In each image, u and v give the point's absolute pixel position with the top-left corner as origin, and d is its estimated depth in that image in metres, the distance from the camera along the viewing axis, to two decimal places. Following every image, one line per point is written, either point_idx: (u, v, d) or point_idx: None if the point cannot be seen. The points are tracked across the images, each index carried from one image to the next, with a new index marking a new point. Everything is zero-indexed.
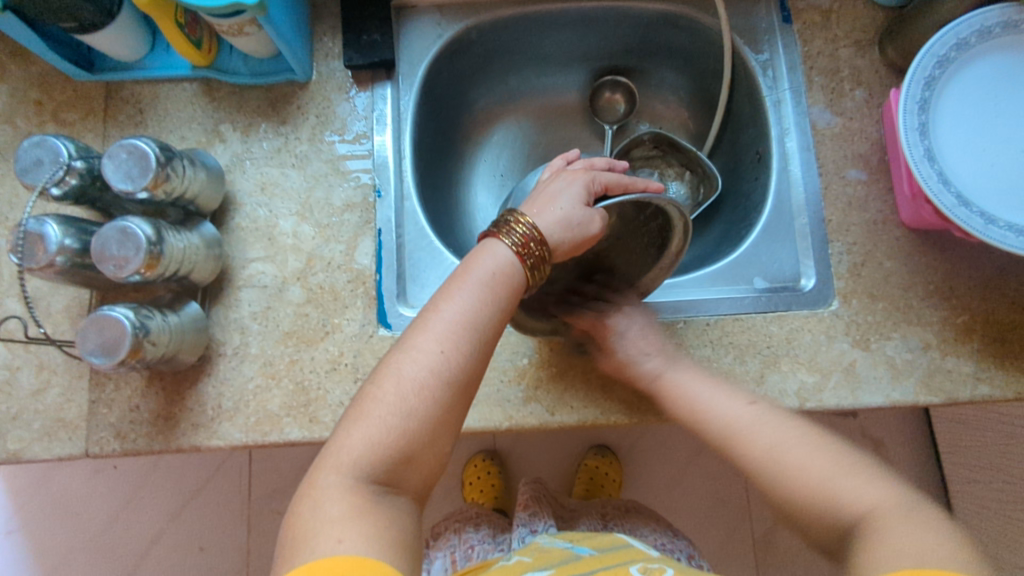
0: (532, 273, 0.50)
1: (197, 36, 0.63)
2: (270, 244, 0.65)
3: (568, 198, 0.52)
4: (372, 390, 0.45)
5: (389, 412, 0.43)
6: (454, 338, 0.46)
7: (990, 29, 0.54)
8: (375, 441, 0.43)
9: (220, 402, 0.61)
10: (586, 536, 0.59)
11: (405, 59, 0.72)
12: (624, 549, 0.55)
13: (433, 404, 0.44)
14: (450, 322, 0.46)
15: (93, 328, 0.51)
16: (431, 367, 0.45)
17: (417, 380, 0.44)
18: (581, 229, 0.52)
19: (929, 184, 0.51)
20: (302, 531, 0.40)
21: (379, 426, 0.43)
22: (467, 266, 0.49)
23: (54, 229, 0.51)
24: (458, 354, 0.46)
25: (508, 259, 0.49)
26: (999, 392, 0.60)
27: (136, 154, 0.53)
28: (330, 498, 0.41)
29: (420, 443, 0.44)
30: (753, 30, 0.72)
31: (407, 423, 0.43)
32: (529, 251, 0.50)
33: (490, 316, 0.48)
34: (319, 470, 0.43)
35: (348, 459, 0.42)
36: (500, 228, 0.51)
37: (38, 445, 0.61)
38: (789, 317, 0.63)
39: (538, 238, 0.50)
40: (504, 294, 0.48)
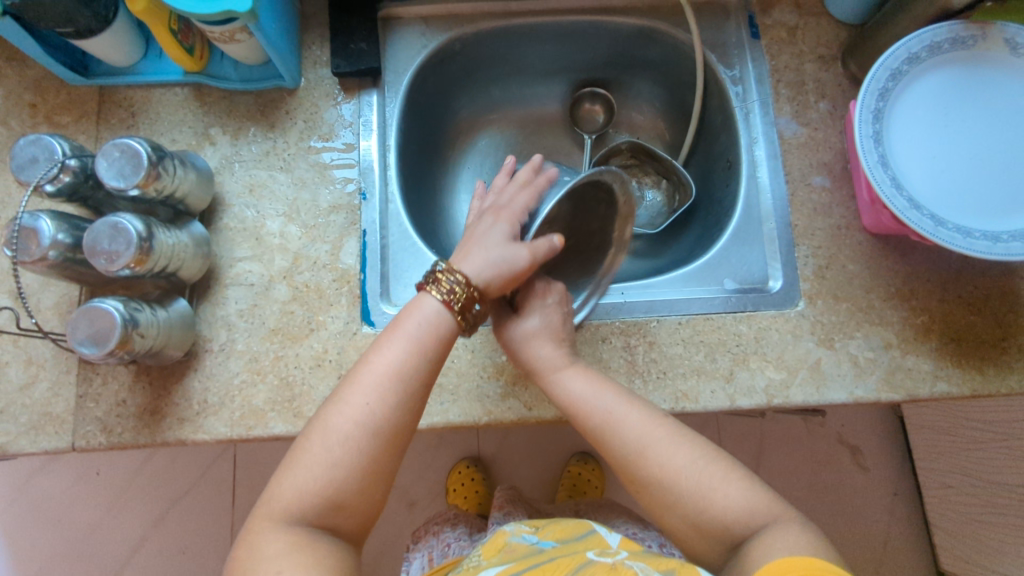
0: (461, 318, 0.52)
1: (189, 43, 0.65)
2: (257, 244, 0.67)
3: (493, 236, 0.54)
4: (302, 442, 0.48)
5: (315, 463, 0.46)
6: (379, 390, 0.48)
7: (939, 44, 0.57)
8: (304, 488, 0.46)
9: (206, 397, 0.63)
10: (553, 524, 0.60)
11: (391, 68, 0.75)
12: (587, 536, 0.56)
13: (360, 453, 0.47)
14: (379, 374, 0.49)
15: (84, 320, 0.53)
16: (358, 419, 0.47)
17: (344, 431, 0.47)
18: (515, 264, 0.53)
19: (883, 188, 0.54)
20: (239, 572, 0.44)
21: (306, 475, 0.46)
22: (400, 319, 0.52)
23: (47, 224, 0.53)
24: (385, 406, 0.48)
25: (435, 310, 0.52)
26: (956, 389, 0.63)
27: (129, 153, 0.55)
28: (264, 543, 0.44)
29: (347, 488, 0.46)
30: (724, 45, 0.76)
31: (331, 473, 0.46)
32: (456, 298, 0.52)
33: (417, 365, 0.50)
34: (254, 516, 0.46)
35: (279, 507, 0.45)
36: (426, 282, 0.53)
37: (24, 439, 0.62)
38: (757, 317, 0.66)
39: (466, 283, 0.52)
40: (430, 343, 0.51)
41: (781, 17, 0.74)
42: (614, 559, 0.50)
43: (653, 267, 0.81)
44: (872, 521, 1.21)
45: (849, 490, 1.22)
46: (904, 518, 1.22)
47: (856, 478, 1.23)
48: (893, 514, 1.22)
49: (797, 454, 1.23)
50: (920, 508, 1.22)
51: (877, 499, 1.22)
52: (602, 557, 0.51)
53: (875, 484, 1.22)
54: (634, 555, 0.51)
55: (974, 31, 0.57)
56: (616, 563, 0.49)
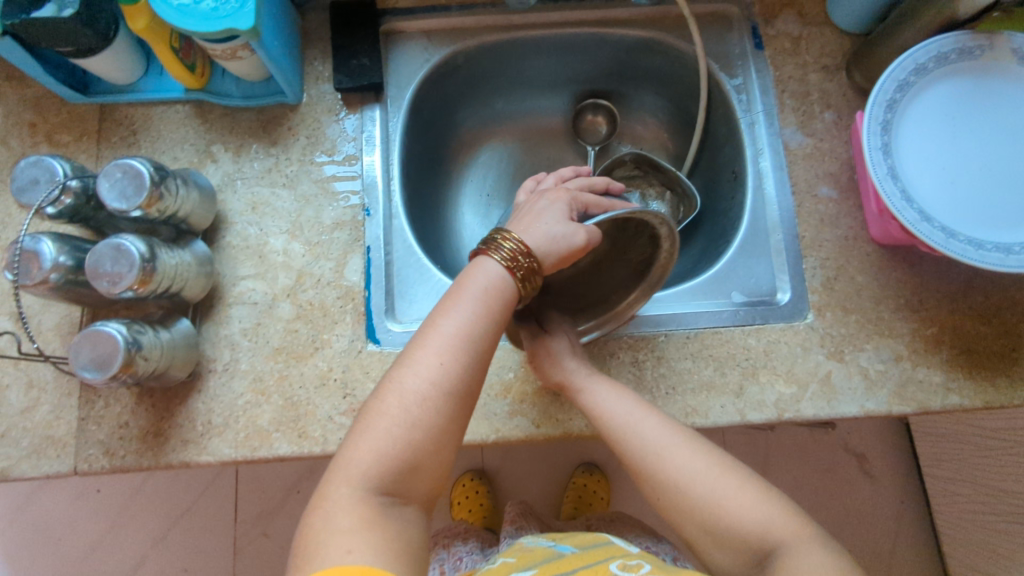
0: (523, 285, 0.52)
1: (190, 60, 0.65)
2: (260, 261, 0.66)
3: (554, 217, 0.55)
4: (376, 403, 0.46)
5: (393, 424, 0.45)
6: (454, 350, 0.47)
7: (946, 55, 0.57)
8: (380, 452, 0.44)
9: (210, 418, 0.62)
10: (570, 535, 0.60)
11: (393, 82, 0.75)
12: (606, 546, 0.56)
13: (436, 415, 0.46)
14: (451, 334, 0.48)
15: (86, 344, 0.52)
16: (435, 380, 0.46)
17: (420, 392, 0.46)
18: (570, 242, 0.53)
19: (893, 201, 0.54)
20: (313, 540, 0.41)
21: (384, 438, 0.44)
22: (463, 280, 0.51)
23: (48, 247, 0.52)
24: (459, 365, 0.47)
25: (498, 272, 0.51)
26: (968, 401, 0.62)
27: (131, 174, 0.54)
28: (340, 510, 0.42)
29: (425, 452, 0.45)
30: (727, 56, 0.75)
31: (410, 434, 0.45)
32: (518, 264, 0.51)
33: (488, 329, 0.49)
34: (327, 483, 0.44)
35: (356, 472, 0.43)
36: (488, 246, 0.53)
37: (26, 462, 0.61)
38: (766, 330, 0.65)
39: (526, 252, 0.52)
40: (499, 303, 0.50)
41: (785, 28, 0.73)
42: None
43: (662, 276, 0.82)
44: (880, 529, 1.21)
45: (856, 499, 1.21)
46: (912, 526, 1.21)
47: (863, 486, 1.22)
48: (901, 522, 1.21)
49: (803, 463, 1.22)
50: (928, 516, 1.21)
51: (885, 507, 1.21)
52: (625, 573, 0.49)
53: (882, 493, 1.22)
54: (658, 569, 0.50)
55: (981, 42, 0.57)
56: None
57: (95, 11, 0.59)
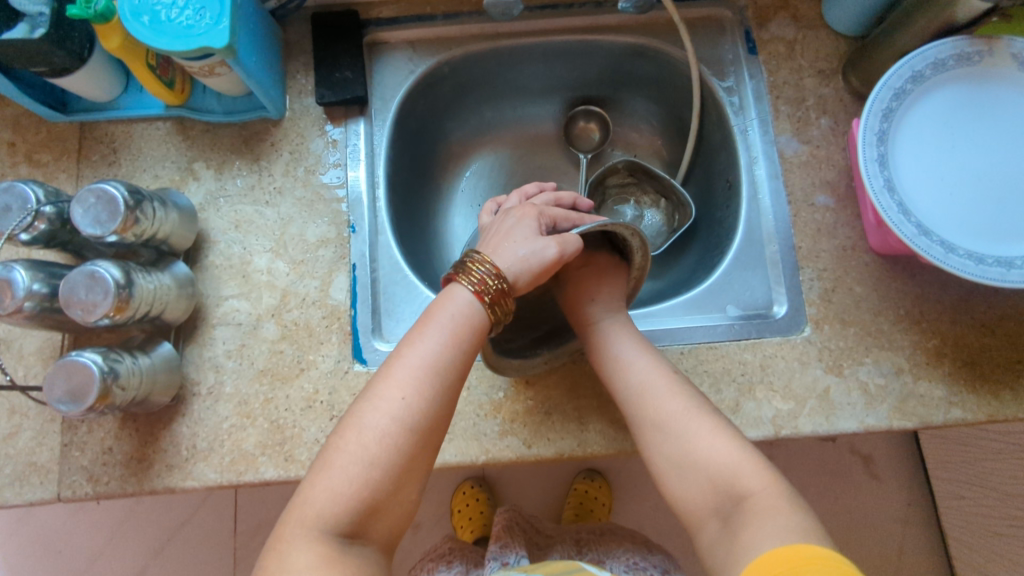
0: (494, 310, 0.51)
1: (168, 77, 0.63)
2: (244, 281, 0.65)
3: (522, 237, 0.54)
4: (336, 440, 0.46)
5: (350, 463, 0.45)
6: (415, 383, 0.47)
7: (944, 61, 0.55)
8: (337, 491, 0.44)
9: (195, 442, 0.61)
10: (542, 565, 0.62)
11: (378, 94, 0.73)
12: (573, 570, 0.58)
13: (396, 452, 0.45)
14: (414, 367, 0.48)
15: (61, 375, 0.51)
16: (395, 416, 0.46)
17: (379, 428, 0.46)
18: (543, 258, 0.53)
19: (890, 215, 0.52)
20: None
21: (341, 476, 0.45)
22: (432, 310, 0.51)
23: (21, 274, 0.51)
24: (421, 400, 0.47)
25: (468, 302, 0.51)
26: (972, 415, 0.60)
27: (105, 199, 0.53)
28: (295, 550, 0.42)
29: (383, 491, 0.45)
30: (720, 61, 0.73)
31: (369, 473, 0.45)
32: (488, 288, 0.51)
33: (453, 359, 0.49)
34: (285, 524, 0.44)
35: (312, 512, 0.44)
36: (458, 271, 0.52)
37: (9, 490, 0.60)
38: (763, 345, 0.63)
39: (499, 275, 0.51)
40: (466, 335, 0.50)
41: (779, 31, 0.71)
42: None
43: (658, 286, 0.80)
44: (885, 533, 1.19)
45: (861, 503, 1.20)
46: (919, 530, 1.19)
47: (868, 489, 1.20)
48: (907, 525, 1.19)
49: (807, 467, 1.21)
50: (934, 519, 1.19)
51: (891, 510, 1.20)
52: None
53: (888, 496, 1.20)
54: None
55: (980, 47, 0.55)
56: None
57: (67, 30, 0.57)
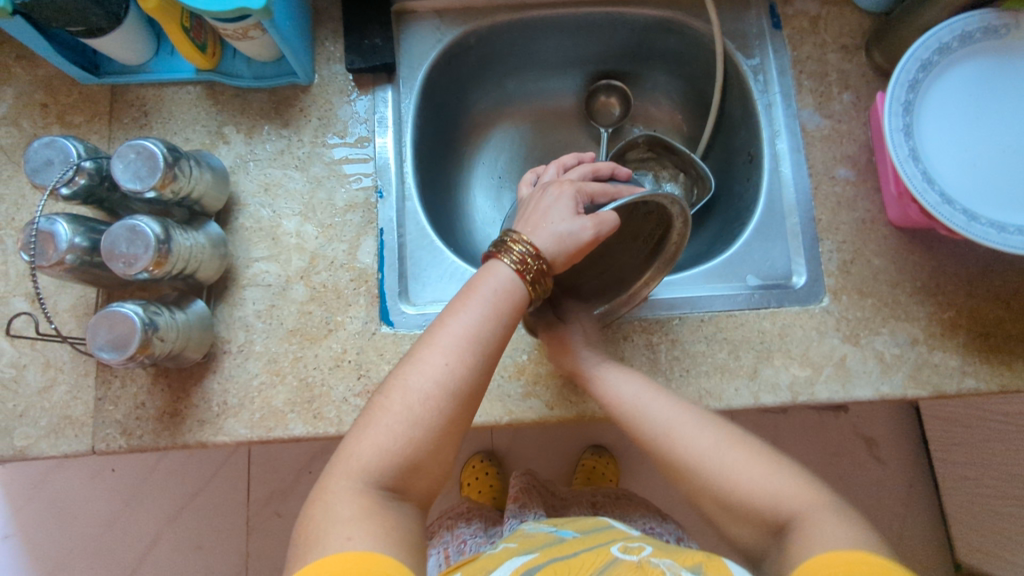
0: (534, 287, 0.53)
1: (201, 40, 0.64)
2: (273, 244, 0.66)
3: (559, 216, 0.54)
4: (381, 400, 0.47)
5: (395, 421, 0.46)
6: (458, 351, 0.48)
7: (971, 33, 0.56)
8: (382, 449, 0.45)
9: (225, 398, 0.62)
10: (569, 520, 0.65)
11: (405, 62, 0.74)
12: (606, 530, 0.61)
13: (439, 415, 0.47)
14: (458, 336, 0.49)
15: (103, 325, 0.52)
16: (439, 380, 0.47)
17: (425, 391, 0.47)
18: (578, 239, 0.53)
19: (914, 183, 0.53)
20: (313, 532, 0.43)
21: (386, 433, 0.46)
22: (474, 283, 0.52)
23: (64, 228, 0.52)
24: (464, 367, 0.48)
25: (509, 278, 0.52)
26: (984, 384, 0.62)
27: (145, 155, 0.54)
28: (340, 501, 0.44)
29: (425, 451, 0.46)
30: (744, 35, 0.74)
31: (412, 431, 0.46)
32: (528, 267, 0.52)
33: (494, 330, 0.50)
34: (330, 476, 0.46)
35: (356, 466, 0.45)
36: (497, 249, 0.53)
37: (44, 442, 0.62)
38: (782, 313, 0.65)
39: (537, 255, 0.52)
40: (507, 309, 0.51)
41: (803, 7, 0.72)
42: (640, 556, 0.53)
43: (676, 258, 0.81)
44: (887, 512, 1.21)
45: (865, 483, 1.22)
46: (921, 510, 1.21)
47: (872, 471, 1.22)
48: (909, 506, 1.21)
49: (813, 447, 1.23)
50: (935, 499, 1.21)
51: (893, 490, 1.22)
52: (628, 555, 0.53)
53: (891, 477, 1.22)
54: (658, 551, 0.55)
55: (1007, 20, 0.56)
56: (643, 561, 0.52)
57: None
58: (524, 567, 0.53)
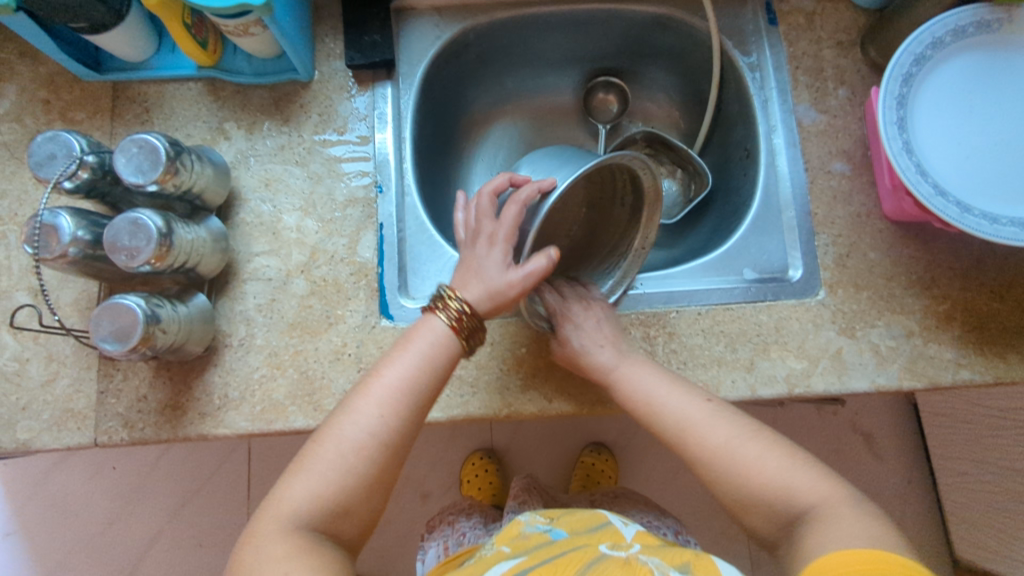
0: (467, 342, 0.53)
1: (202, 37, 0.65)
2: (274, 238, 0.67)
3: (491, 265, 0.53)
4: (315, 447, 0.49)
5: (327, 468, 0.47)
6: (393, 404, 0.50)
7: (964, 28, 0.56)
8: (315, 494, 0.47)
9: (227, 392, 0.63)
10: (566, 513, 0.65)
11: (405, 59, 0.74)
12: (600, 525, 0.61)
13: (369, 463, 0.48)
14: (391, 387, 0.50)
15: (106, 317, 0.52)
16: (372, 433, 0.49)
17: (357, 443, 0.48)
18: (504, 295, 0.52)
19: (908, 175, 0.53)
20: (245, 572, 0.44)
21: (318, 480, 0.47)
22: (410, 334, 0.53)
23: (67, 221, 0.53)
24: (397, 418, 0.49)
25: (445, 332, 0.52)
26: (979, 376, 0.62)
27: (147, 149, 0.54)
28: (270, 540, 0.45)
29: (355, 495, 0.48)
30: (741, 31, 0.75)
31: (343, 479, 0.47)
32: (463, 325, 0.52)
33: (426, 382, 0.51)
34: (260, 520, 0.47)
35: (288, 510, 0.46)
36: (435, 304, 0.53)
37: (47, 435, 0.62)
38: (778, 306, 0.65)
39: (469, 315, 0.52)
40: (442, 362, 0.52)
41: (799, 3, 0.73)
42: (628, 552, 0.55)
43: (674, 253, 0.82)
44: (886, 509, 1.21)
45: (863, 479, 1.22)
46: (919, 507, 1.22)
47: (870, 467, 1.23)
48: (908, 502, 1.22)
49: (811, 443, 1.23)
50: (934, 495, 1.22)
51: (892, 487, 1.22)
52: (615, 551, 0.55)
53: (889, 473, 1.23)
54: (646, 548, 0.56)
55: (999, 15, 0.56)
56: (631, 557, 0.54)
57: None
58: (512, 570, 0.54)
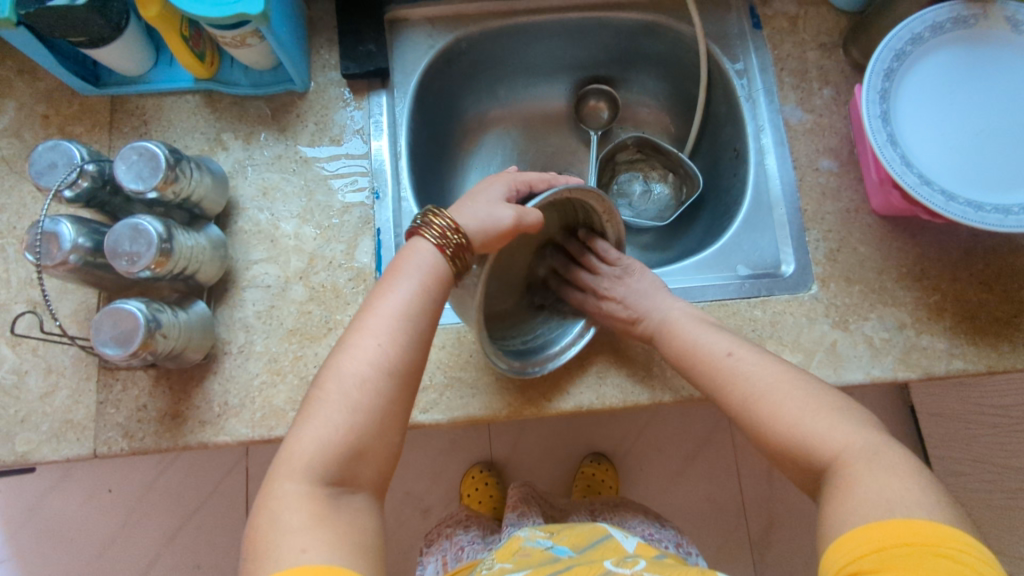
0: (455, 262, 0.54)
1: (200, 49, 0.66)
2: (272, 246, 0.67)
3: (486, 200, 0.57)
4: (318, 391, 0.48)
5: (335, 409, 0.47)
6: (390, 330, 0.50)
7: (942, 24, 0.58)
8: (323, 444, 0.46)
9: (227, 399, 0.63)
10: (567, 528, 0.66)
11: (399, 69, 0.76)
12: (602, 540, 0.63)
13: (377, 395, 0.48)
14: (387, 317, 0.50)
15: (107, 322, 0.53)
16: (370, 362, 0.48)
17: (359, 375, 0.48)
18: (497, 221, 0.55)
19: (893, 166, 0.55)
20: (264, 541, 0.43)
21: (327, 425, 0.46)
22: (398, 264, 0.53)
23: (68, 228, 0.53)
24: (396, 346, 0.49)
25: (432, 253, 0.53)
26: (972, 365, 0.63)
27: (147, 156, 0.55)
28: (287, 505, 0.44)
29: (371, 437, 0.47)
30: (726, 36, 0.77)
31: (355, 419, 0.47)
32: (448, 240, 0.53)
33: (422, 305, 0.51)
34: (272, 479, 0.46)
35: (299, 463, 0.45)
36: (419, 225, 0.55)
37: (46, 447, 0.62)
38: (772, 302, 0.66)
39: (458, 231, 0.53)
40: (434, 284, 0.52)
41: (782, 7, 0.75)
42: (632, 569, 0.55)
43: (668, 256, 0.83)
44: None
45: None
46: None
47: None
48: None
49: None
50: None
51: None
52: (620, 568, 0.56)
53: None
54: (651, 565, 0.57)
55: (975, 11, 0.58)
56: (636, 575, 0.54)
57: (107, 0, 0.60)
58: None
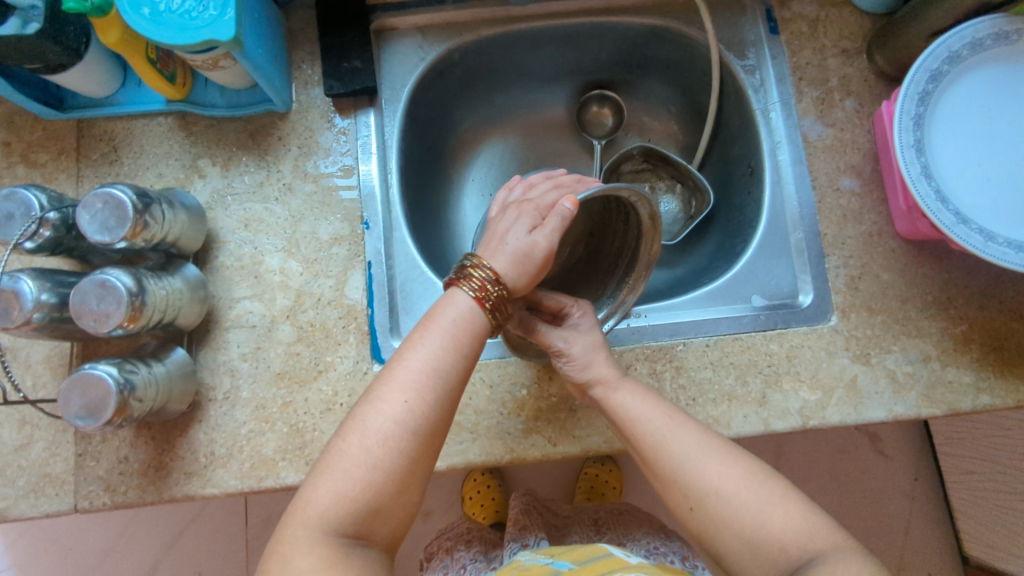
0: (495, 315, 0.49)
1: (169, 71, 0.60)
2: (256, 282, 0.63)
3: (516, 230, 0.50)
4: (339, 442, 0.45)
5: (354, 465, 0.44)
6: (418, 388, 0.45)
7: (981, 41, 0.53)
8: (338, 497, 0.43)
9: (213, 449, 0.60)
10: (570, 549, 0.63)
11: (387, 83, 0.70)
12: (604, 556, 0.58)
13: (399, 456, 0.44)
14: (417, 372, 0.46)
15: (76, 390, 0.49)
16: (395, 420, 0.45)
17: (381, 434, 0.44)
18: (535, 257, 0.49)
19: (927, 203, 0.50)
20: None
21: (344, 480, 0.44)
22: (432, 313, 0.48)
23: (28, 284, 0.49)
24: (425, 405, 0.45)
25: (470, 306, 0.48)
26: (1000, 401, 0.60)
27: (113, 204, 0.50)
28: (296, 555, 0.42)
29: (387, 497, 0.44)
30: (741, 42, 0.71)
31: (372, 476, 0.44)
32: (489, 294, 0.48)
33: (455, 364, 0.47)
34: (286, 524, 0.44)
35: (313, 514, 0.43)
36: (458, 276, 0.49)
37: (24, 502, 0.59)
38: (789, 335, 0.62)
39: (495, 280, 0.48)
40: (468, 340, 0.47)
41: (801, 10, 0.69)
42: None
43: (676, 274, 0.79)
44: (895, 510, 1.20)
45: (870, 481, 1.20)
46: (926, 505, 1.20)
47: (877, 467, 1.21)
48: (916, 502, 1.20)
49: (817, 446, 1.21)
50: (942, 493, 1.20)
51: (899, 486, 1.20)
52: None
53: (896, 471, 1.20)
54: None
55: (1019, 26, 0.53)
56: None
57: (62, 24, 0.54)
58: None
